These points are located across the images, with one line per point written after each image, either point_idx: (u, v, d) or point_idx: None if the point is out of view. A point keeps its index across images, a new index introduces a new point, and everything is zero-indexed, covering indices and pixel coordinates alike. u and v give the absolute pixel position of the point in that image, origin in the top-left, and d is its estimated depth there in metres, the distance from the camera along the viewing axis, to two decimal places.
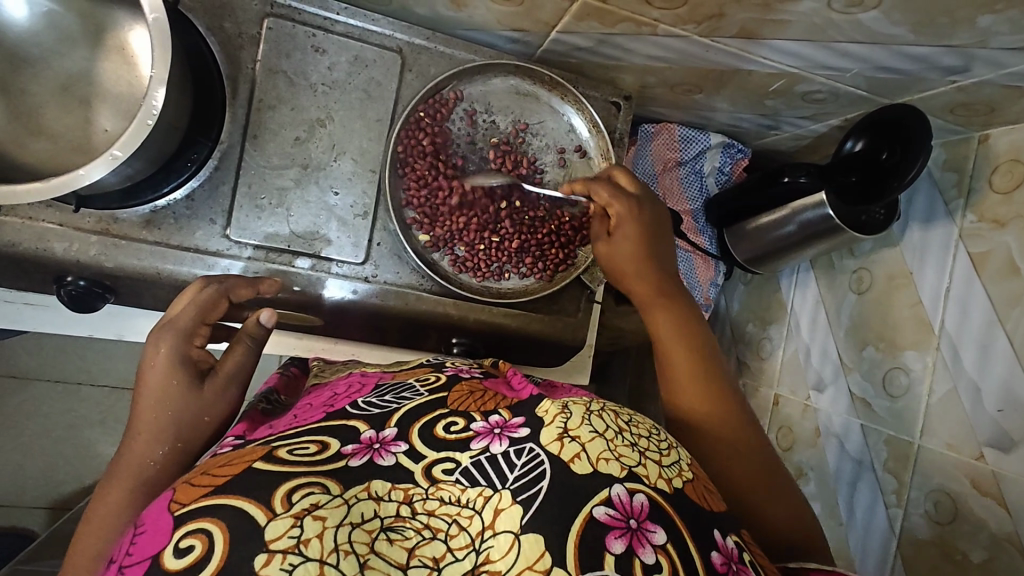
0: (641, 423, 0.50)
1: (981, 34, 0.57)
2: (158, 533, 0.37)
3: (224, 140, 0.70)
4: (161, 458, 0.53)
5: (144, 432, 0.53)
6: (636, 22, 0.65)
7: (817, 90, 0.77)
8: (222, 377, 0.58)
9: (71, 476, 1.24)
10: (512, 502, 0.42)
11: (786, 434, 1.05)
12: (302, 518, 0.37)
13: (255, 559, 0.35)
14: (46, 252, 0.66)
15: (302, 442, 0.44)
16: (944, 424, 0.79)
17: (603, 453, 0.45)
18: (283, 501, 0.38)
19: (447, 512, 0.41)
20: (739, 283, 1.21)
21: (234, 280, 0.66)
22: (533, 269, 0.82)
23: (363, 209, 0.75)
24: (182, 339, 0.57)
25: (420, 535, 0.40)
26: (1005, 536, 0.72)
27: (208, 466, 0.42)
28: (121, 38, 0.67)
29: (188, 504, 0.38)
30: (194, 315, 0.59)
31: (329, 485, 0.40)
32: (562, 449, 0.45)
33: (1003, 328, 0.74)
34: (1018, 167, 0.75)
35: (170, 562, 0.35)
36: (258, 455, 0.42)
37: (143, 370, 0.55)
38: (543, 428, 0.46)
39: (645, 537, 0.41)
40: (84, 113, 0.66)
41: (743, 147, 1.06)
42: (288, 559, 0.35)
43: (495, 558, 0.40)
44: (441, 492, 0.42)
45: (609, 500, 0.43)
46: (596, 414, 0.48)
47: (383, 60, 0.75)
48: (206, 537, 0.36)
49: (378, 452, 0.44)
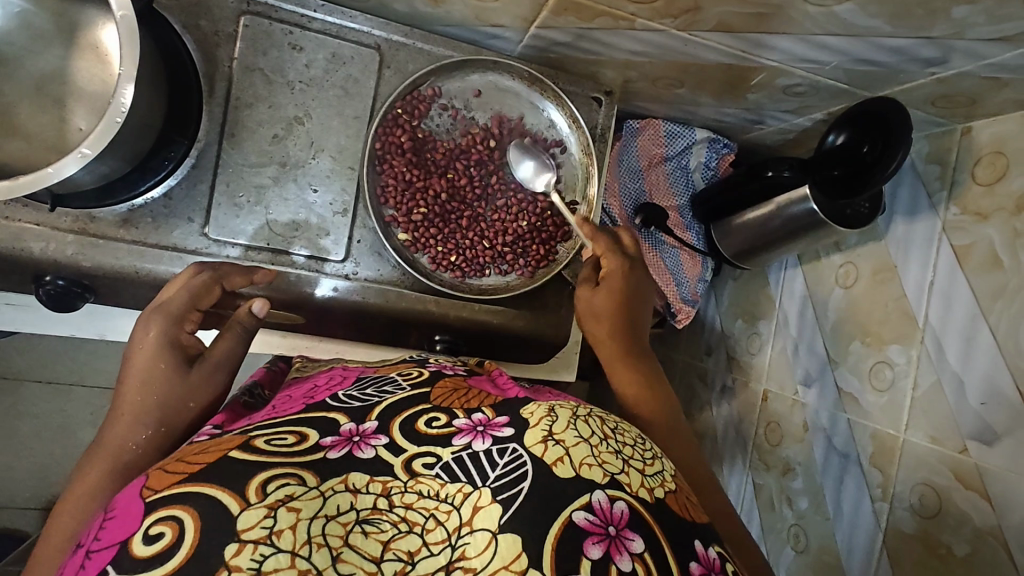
0: (626, 431, 0.50)
1: (957, 25, 0.56)
2: (128, 519, 0.37)
3: (202, 138, 0.70)
4: (143, 443, 0.53)
5: (128, 413, 0.53)
6: (613, 16, 0.64)
7: (799, 83, 0.77)
8: (210, 363, 0.59)
9: (62, 477, 1.23)
10: (491, 501, 0.42)
11: (773, 429, 1.04)
12: (277, 509, 0.37)
13: (226, 548, 0.34)
14: (22, 252, 0.66)
15: (280, 433, 0.44)
16: (928, 417, 0.79)
17: (586, 458, 0.44)
18: (258, 491, 0.38)
19: (425, 506, 0.41)
20: (728, 280, 1.21)
21: (228, 267, 0.67)
22: (514, 265, 0.82)
23: (342, 206, 0.75)
24: (171, 322, 0.58)
25: (397, 528, 0.40)
26: (989, 530, 0.72)
27: (185, 453, 0.42)
28: (95, 36, 0.67)
29: (160, 491, 0.38)
30: (186, 300, 0.60)
31: (306, 477, 0.40)
32: (545, 451, 0.44)
33: (985, 321, 0.74)
34: (1000, 159, 0.75)
35: (138, 549, 0.35)
36: (235, 444, 0.42)
37: (132, 349, 0.56)
38: (527, 430, 0.46)
39: (623, 546, 0.41)
40: (59, 112, 0.66)
41: (729, 142, 1.05)
42: (259, 549, 0.35)
43: (472, 555, 0.39)
44: (419, 486, 0.42)
45: (589, 505, 0.42)
46: (582, 419, 0.48)
47: (361, 57, 0.75)
48: (176, 523, 0.36)
49: (358, 445, 0.44)
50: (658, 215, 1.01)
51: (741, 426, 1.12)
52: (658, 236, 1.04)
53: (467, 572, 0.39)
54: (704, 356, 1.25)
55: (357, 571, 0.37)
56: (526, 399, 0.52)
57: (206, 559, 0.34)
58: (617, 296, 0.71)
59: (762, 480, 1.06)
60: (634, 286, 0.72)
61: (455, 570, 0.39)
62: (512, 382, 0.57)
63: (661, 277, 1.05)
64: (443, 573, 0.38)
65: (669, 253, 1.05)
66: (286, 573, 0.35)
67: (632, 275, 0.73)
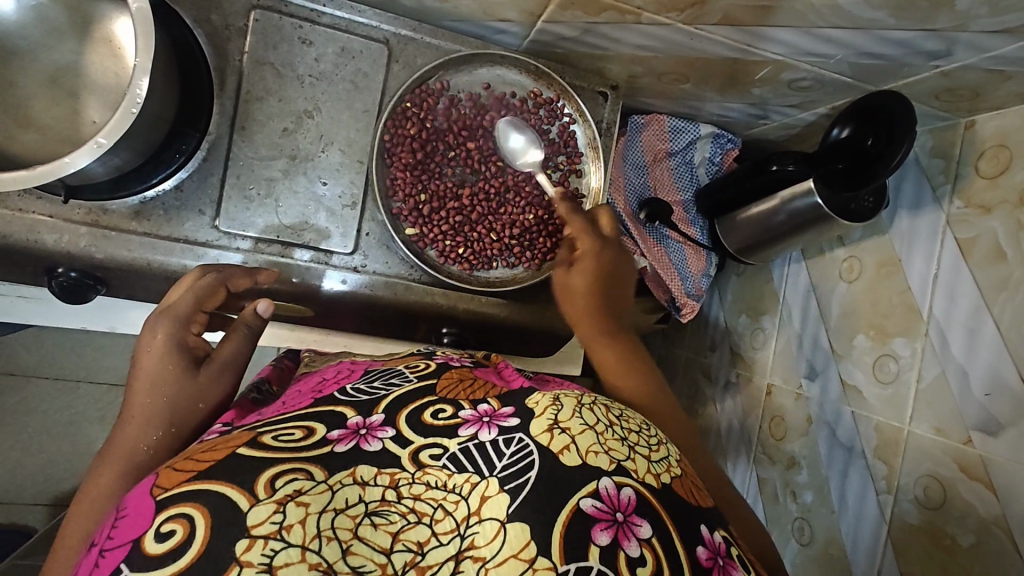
0: (631, 418, 0.51)
1: (961, 17, 0.57)
2: (140, 517, 0.37)
3: (213, 130, 0.71)
4: (155, 444, 0.52)
5: (137, 416, 0.53)
6: (620, 10, 0.65)
7: (803, 78, 0.78)
8: (217, 365, 0.59)
9: (70, 473, 1.24)
10: (499, 490, 0.42)
11: (778, 424, 1.05)
12: (285, 504, 0.37)
13: (237, 544, 0.35)
14: (36, 244, 0.67)
15: (288, 428, 0.44)
16: (932, 409, 0.79)
17: (592, 446, 0.45)
18: (267, 486, 0.38)
19: (433, 497, 0.41)
20: (731, 275, 1.21)
21: (233, 270, 0.68)
22: (522, 258, 0.83)
23: (351, 199, 0.76)
24: (177, 324, 0.59)
25: (405, 519, 0.40)
26: (993, 519, 0.72)
27: (193, 451, 0.42)
28: (109, 30, 0.68)
29: (170, 489, 0.39)
30: (191, 302, 0.61)
31: (315, 472, 0.40)
32: (551, 440, 0.45)
33: (989, 312, 0.75)
34: (1004, 152, 0.75)
35: (151, 547, 0.35)
36: (243, 441, 0.42)
37: (139, 352, 0.57)
38: (533, 419, 0.47)
39: (631, 531, 0.41)
40: (73, 105, 0.67)
41: (733, 137, 1.07)
42: (270, 544, 0.35)
43: (481, 544, 0.40)
44: (427, 477, 0.42)
45: (597, 493, 0.43)
46: (587, 407, 0.49)
47: (370, 51, 0.76)
48: (187, 521, 0.36)
49: (365, 438, 0.44)
50: (663, 210, 1.02)
51: (746, 422, 1.12)
52: (662, 231, 1.04)
53: (476, 561, 0.39)
54: (708, 351, 1.26)
55: (367, 563, 0.37)
56: (531, 389, 0.52)
57: (219, 554, 0.35)
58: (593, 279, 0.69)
59: (766, 474, 1.06)
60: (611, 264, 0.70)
61: (465, 559, 0.39)
62: (519, 373, 0.58)
63: (666, 272, 1.05)
64: (453, 563, 0.39)
65: (674, 248, 1.05)
66: (297, 567, 0.35)
67: (608, 253, 0.70)
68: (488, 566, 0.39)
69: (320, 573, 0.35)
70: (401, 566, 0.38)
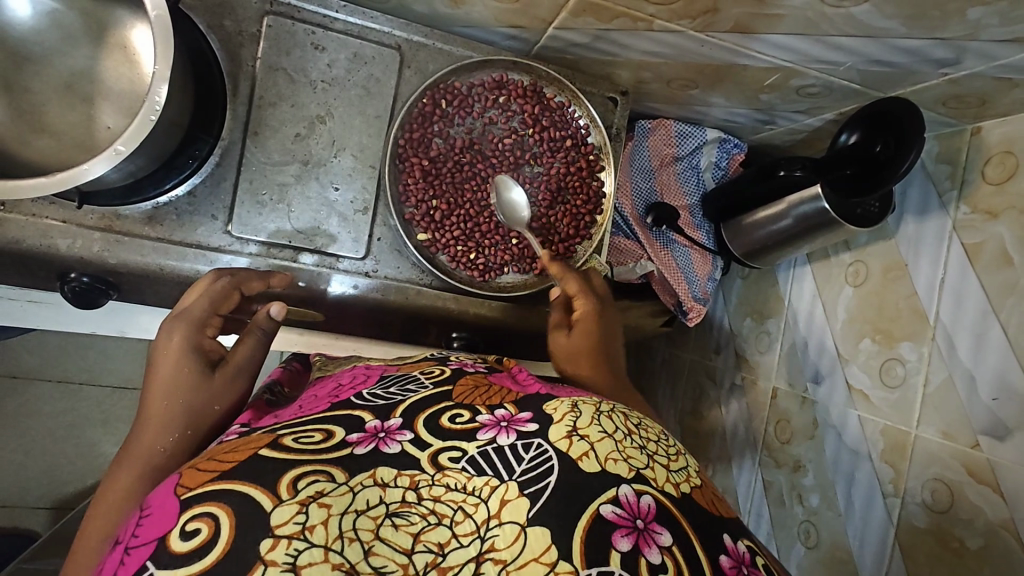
0: (650, 428, 0.51)
1: (972, 26, 0.57)
2: (164, 516, 0.37)
3: (226, 136, 0.71)
4: (172, 446, 0.52)
5: (155, 419, 0.53)
6: (632, 17, 0.65)
7: (811, 84, 0.78)
8: (232, 367, 0.59)
9: (74, 476, 1.24)
10: (519, 494, 0.42)
11: (784, 427, 1.05)
12: (308, 505, 0.38)
13: (261, 544, 0.35)
14: (49, 248, 0.67)
15: (307, 431, 0.44)
16: (940, 412, 0.80)
17: (611, 453, 0.45)
18: (289, 487, 0.38)
19: (453, 499, 0.41)
20: (736, 278, 1.22)
21: (245, 273, 0.69)
22: (532, 265, 0.83)
23: (363, 204, 0.76)
24: (194, 329, 0.59)
25: (426, 520, 0.40)
26: (1002, 523, 0.73)
27: (214, 452, 0.43)
28: (123, 36, 0.68)
29: (194, 488, 0.38)
30: (207, 306, 0.61)
31: (335, 474, 0.40)
32: (570, 446, 0.45)
33: (996, 317, 0.75)
34: (1011, 158, 0.76)
35: (177, 545, 0.35)
36: (265, 442, 0.42)
37: (155, 356, 0.56)
38: (551, 425, 0.47)
39: (652, 538, 0.41)
40: (87, 110, 0.67)
41: (739, 142, 1.07)
42: (293, 544, 0.36)
43: (501, 547, 0.40)
44: (446, 479, 0.42)
45: (616, 499, 0.43)
46: (605, 414, 0.49)
47: (382, 57, 0.76)
48: (212, 520, 0.36)
49: (384, 440, 0.44)
50: (668, 215, 1.02)
51: (751, 424, 1.13)
52: (669, 235, 1.05)
53: (497, 563, 0.39)
54: (712, 354, 1.26)
55: (389, 563, 0.37)
56: (546, 395, 0.52)
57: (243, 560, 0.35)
58: (593, 333, 0.71)
59: (772, 477, 1.07)
60: (605, 327, 0.73)
61: (486, 561, 0.39)
62: (532, 377, 0.58)
63: (673, 275, 1.05)
64: (473, 564, 0.39)
65: (680, 251, 1.05)
66: (320, 567, 0.35)
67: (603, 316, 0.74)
68: (509, 569, 0.39)
69: (343, 573, 0.35)
70: (422, 566, 0.38)
